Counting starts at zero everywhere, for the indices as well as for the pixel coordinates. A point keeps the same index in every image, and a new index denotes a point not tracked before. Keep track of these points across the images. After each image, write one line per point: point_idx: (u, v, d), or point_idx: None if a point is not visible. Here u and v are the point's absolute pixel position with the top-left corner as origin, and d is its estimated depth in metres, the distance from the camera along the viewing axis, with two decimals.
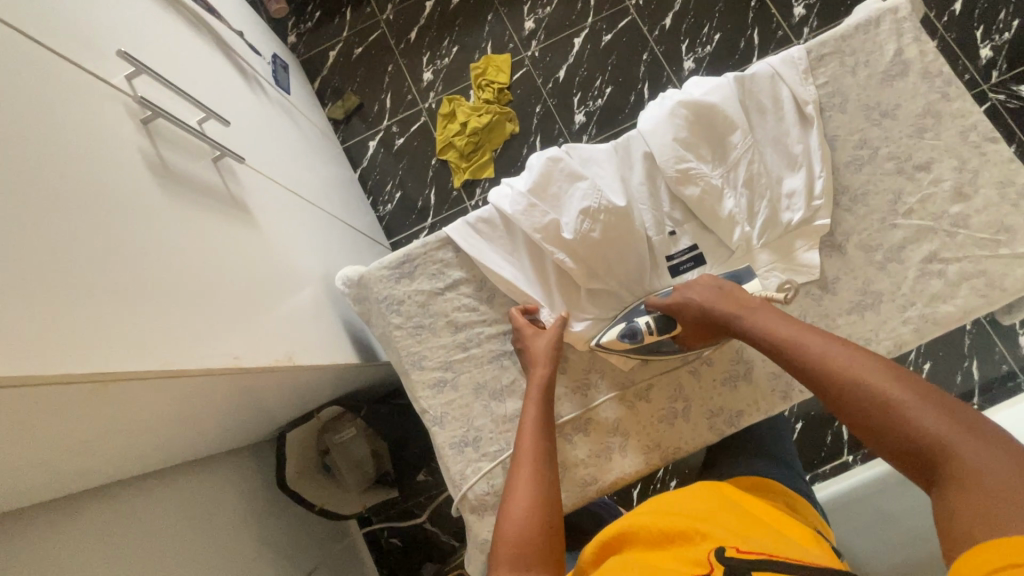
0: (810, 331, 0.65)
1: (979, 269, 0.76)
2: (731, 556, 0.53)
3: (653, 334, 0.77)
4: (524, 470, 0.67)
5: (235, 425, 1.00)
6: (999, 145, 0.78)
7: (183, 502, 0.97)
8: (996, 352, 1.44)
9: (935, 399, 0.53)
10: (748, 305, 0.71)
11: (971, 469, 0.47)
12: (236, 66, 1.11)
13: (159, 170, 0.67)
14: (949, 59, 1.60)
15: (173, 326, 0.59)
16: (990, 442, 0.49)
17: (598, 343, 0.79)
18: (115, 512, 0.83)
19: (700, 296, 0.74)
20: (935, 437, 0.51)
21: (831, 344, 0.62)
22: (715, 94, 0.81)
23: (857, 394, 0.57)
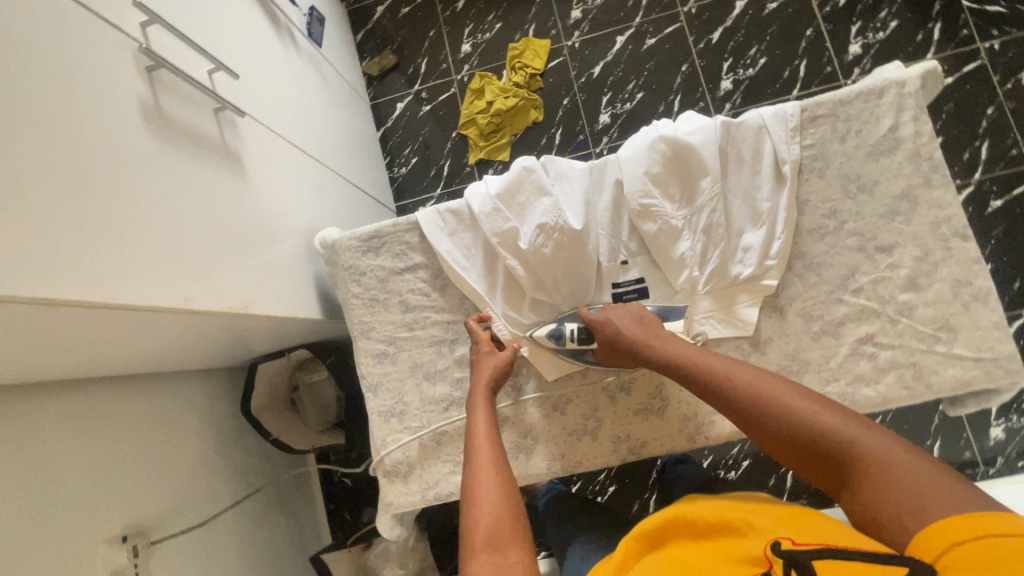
0: (713, 354, 0.71)
1: (910, 360, 0.76)
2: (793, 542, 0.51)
3: (575, 342, 0.81)
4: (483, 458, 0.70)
5: (208, 351, 1.10)
6: (967, 243, 0.77)
7: (148, 408, 1.08)
8: (963, 438, 1.42)
9: (826, 402, 0.61)
10: (659, 333, 0.75)
11: (872, 459, 0.54)
12: (270, 16, 1.16)
13: (152, 116, 0.73)
14: (999, 130, 1.51)
15: (130, 263, 0.66)
16: (875, 432, 0.56)
17: (529, 335, 0.85)
18: (76, 405, 0.94)
19: (620, 320, 0.78)
20: (840, 437, 0.57)
21: (734, 365, 0.68)
22: (698, 135, 0.82)
23: (770, 413, 0.62)
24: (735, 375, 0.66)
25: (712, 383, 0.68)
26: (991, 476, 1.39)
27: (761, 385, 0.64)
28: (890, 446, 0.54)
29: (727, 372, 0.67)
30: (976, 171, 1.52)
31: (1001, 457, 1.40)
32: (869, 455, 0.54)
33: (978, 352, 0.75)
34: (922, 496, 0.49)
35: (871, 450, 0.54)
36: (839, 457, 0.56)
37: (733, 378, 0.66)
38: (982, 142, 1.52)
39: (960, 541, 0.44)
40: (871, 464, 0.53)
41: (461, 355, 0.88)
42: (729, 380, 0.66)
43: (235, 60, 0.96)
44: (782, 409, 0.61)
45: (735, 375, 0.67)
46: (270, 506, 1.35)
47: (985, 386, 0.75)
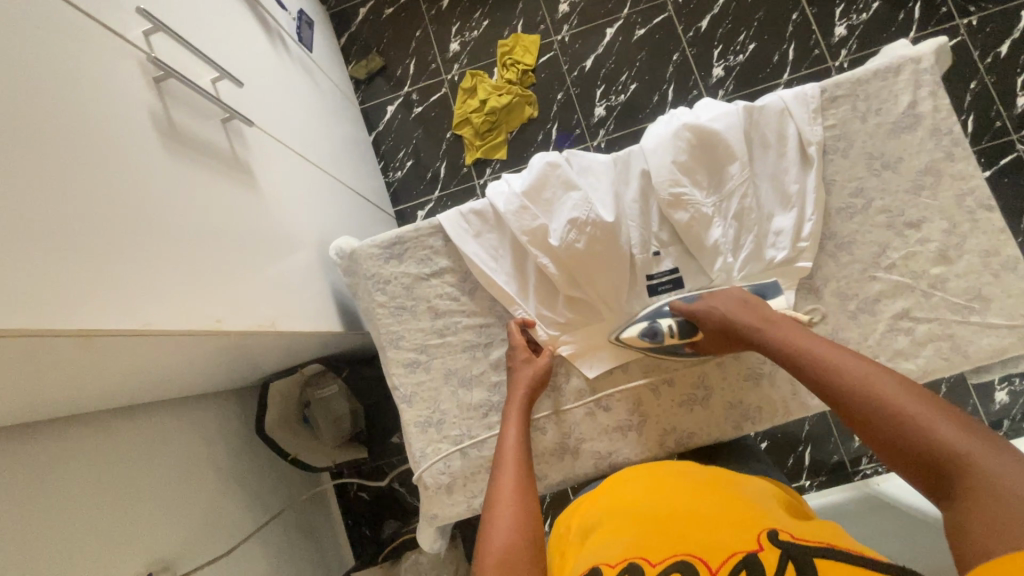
0: (835, 345, 0.64)
1: (946, 332, 0.77)
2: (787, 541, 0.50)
3: (674, 337, 0.79)
4: (508, 474, 0.70)
5: (222, 373, 1.06)
6: (992, 213, 0.78)
7: (165, 433, 1.04)
8: (969, 403, 1.47)
9: (953, 412, 0.53)
10: (769, 318, 0.72)
11: (985, 476, 0.47)
12: (261, 20, 1.12)
13: (163, 128, 0.69)
14: (983, 104, 1.56)
15: (157, 285, 0.62)
16: (999, 455, 0.48)
17: (618, 338, 0.82)
18: (89, 440, 0.89)
19: (725, 306, 0.76)
20: (950, 448, 0.50)
21: (848, 357, 0.62)
22: (722, 121, 0.81)
23: (875, 407, 0.57)
24: (845, 366, 0.61)
25: (818, 372, 0.63)
26: (998, 438, 1.44)
27: (874, 380, 0.58)
28: (1014, 470, 0.46)
29: (836, 362, 0.62)
30: (970, 144, 1.56)
31: (1007, 420, 1.45)
32: (980, 474, 0.47)
33: (1012, 320, 0.76)
34: (1019, 523, 0.42)
35: (983, 467, 0.47)
36: (940, 466, 0.50)
37: (840, 369, 0.61)
38: (968, 116, 1.56)
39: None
40: (978, 484, 0.46)
41: (497, 358, 0.86)
42: (834, 371, 0.61)
43: (236, 68, 0.92)
44: (895, 410, 0.55)
45: (844, 365, 0.61)
46: (291, 528, 1.30)
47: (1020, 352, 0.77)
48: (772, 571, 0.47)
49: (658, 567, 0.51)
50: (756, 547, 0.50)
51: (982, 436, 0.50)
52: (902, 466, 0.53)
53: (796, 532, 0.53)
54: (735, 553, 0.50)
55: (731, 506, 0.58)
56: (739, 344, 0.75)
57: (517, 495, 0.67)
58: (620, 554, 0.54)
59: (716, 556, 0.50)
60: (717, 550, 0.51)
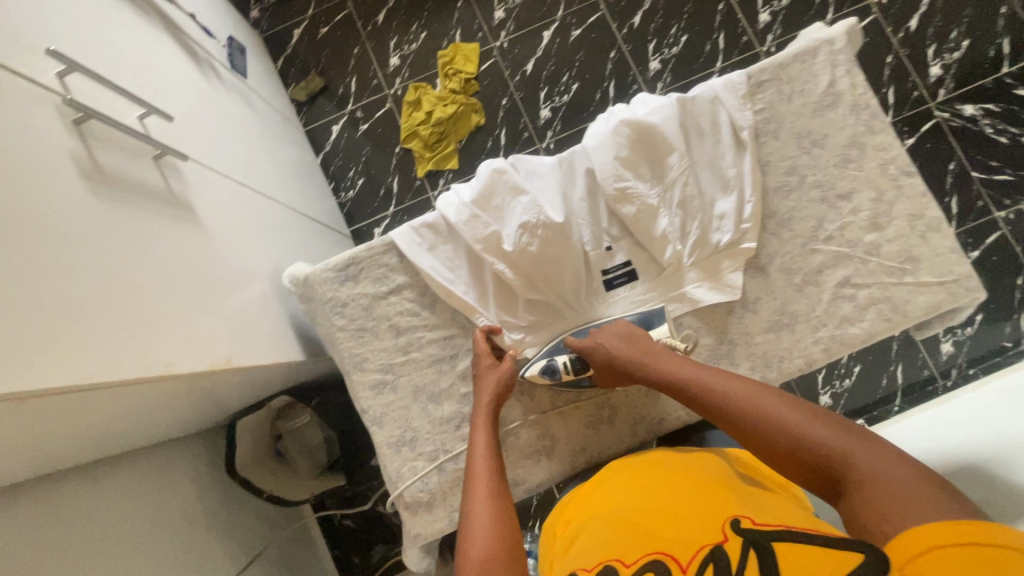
0: (712, 369, 0.70)
1: (885, 295, 0.82)
2: (749, 529, 0.52)
3: (570, 374, 0.81)
4: (482, 484, 0.70)
5: (187, 417, 1.02)
6: (914, 179, 0.83)
7: (130, 488, 0.99)
8: (919, 358, 1.56)
9: (824, 416, 0.59)
10: (651, 350, 0.75)
11: (867, 471, 0.52)
12: (187, 50, 1.08)
13: (90, 173, 0.66)
14: (901, 76, 1.66)
15: (97, 335, 0.60)
16: (866, 444, 0.55)
17: (526, 377, 0.83)
18: (50, 502, 0.84)
19: (609, 342, 0.79)
20: (833, 449, 0.56)
21: (733, 382, 0.66)
22: (657, 114, 0.84)
23: (760, 426, 0.61)
24: (729, 390, 0.66)
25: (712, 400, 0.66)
26: (949, 387, 1.53)
27: (755, 400, 0.63)
28: (886, 458, 0.53)
29: (719, 387, 0.67)
30: (890, 114, 1.65)
31: (954, 368, 1.55)
32: (863, 468, 0.53)
33: (942, 277, 0.81)
34: (902, 504, 0.48)
35: (865, 463, 0.53)
36: (831, 466, 0.55)
37: (731, 395, 0.65)
38: (888, 88, 1.66)
39: (919, 555, 0.43)
40: (864, 478, 0.52)
41: (465, 369, 0.86)
42: (728, 398, 0.65)
43: (163, 102, 0.89)
44: (776, 424, 0.60)
45: (725, 388, 0.66)
46: (276, 567, 1.27)
47: (952, 306, 0.82)
48: (735, 561, 0.49)
49: (632, 567, 0.52)
50: (722, 538, 0.52)
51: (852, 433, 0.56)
52: (803, 474, 0.58)
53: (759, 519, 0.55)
54: (704, 546, 0.52)
55: (703, 499, 0.60)
56: (627, 379, 0.78)
57: (491, 506, 0.67)
58: (596, 558, 0.56)
59: (686, 552, 0.52)
60: (684, 549, 0.53)
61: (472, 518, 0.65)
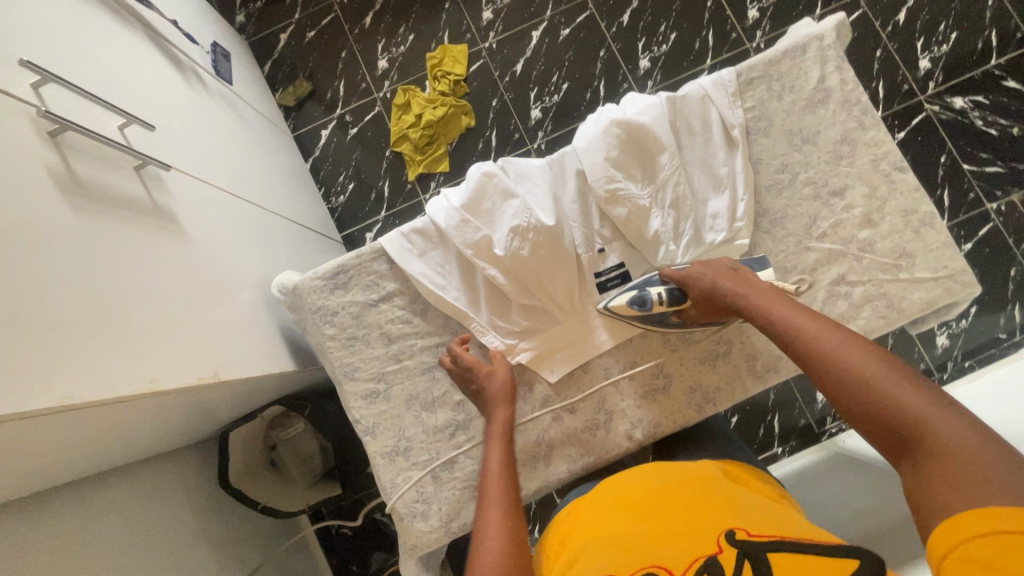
0: (812, 314, 0.65)
1: (881, 292, 0.81)
2: (744, 539, 0.52)
3: (663, 305, 0.80)
4: (495, 498, 0.67)
5: (180, 430, 1.01)
6: (906, 174, 0.82)
7: (123, 504, 0.98)
8: (915, 351, 1.56)
9: (911, 376, 0.54)
10: (753, 287, 0.72)
11: (940, 442, 0.48)
12: (169, 57, 1.07)
13: (67, 186, 0.64)
14: (891, 70, 1.66)
15: (77, 353, 0.58)
16: (952, 415, 0.49)
17: (605, 307, 0.83)
18: (40, 522, 0.83)
19: (713, 274, 0.77)
20: (909, 412, 0.51)
21: (824, 329, 0.62)
22: (647, 114, 0.83)
23: (837, 374, 0.58)
24: (819, 334, 0.62)
25: (795, 344, 0.63)
26: (944, 379, 1.53)
27: (845, 348, 0.59)
28: (963, 432, 0.47)
29: (809, 330, 0.63)
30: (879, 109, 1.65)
31: (951, 361, 1.55)
32: (936, 439, 0.48)
33: (936, 272, 0.81)
34: (967, 482, 0.44)
35: (941, 433, 0.48)
36: (899, 428, 0.51)
37: (816, 340, 0.61)
38: (878, 83, 1.66)
39: (979, 535, 0.40)
40: (935, 448, 0.48)
41: None
42: (812, 344, 0.61)
43: (144, 111, 0.87)
44: (854, 375, 0.56)
45: (813, 333, 0.62)
46: None
47: (948, 301, 0.81)
48: (730, 571, 0.48)
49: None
50: (716, 549, 0.52)
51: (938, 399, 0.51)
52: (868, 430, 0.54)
53: (751, 528, 0.55)
54: (698, 558, 0.51)
55: (698, 509, 0.59)
56: (723, 313, 0.76)
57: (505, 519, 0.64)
58: (589, 573, 0.55)
59: (680, 562, 0.51)
60: (678, 559, 0.52)
61: (481, 532, 0.63)
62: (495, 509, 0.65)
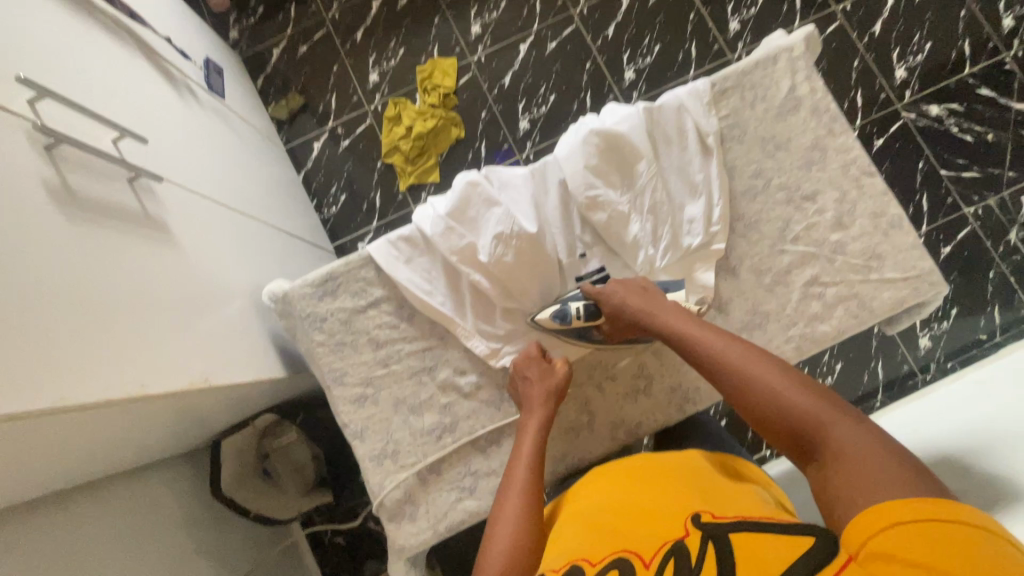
0: (717, 331, 0.71)
1: (852, 292, 0.84)
2: (709, 522, 0.54)
3: (582, 320, 0.83)
4: (511, 500, 0.70)
5: (173, 437, 1.02)
6: (874, 178, 0.86)
7: (116, 512, 0.99)
8: (898, 353, 1.59)
9: (805, 384, 0.61)
10: (663, 304, 0.77)
11: (841, 446, 0.54)
12: (162, 72, 1.10)
13: (61, 197, 0.66)
14: (868, 79, 1.70)
15: (70, 358, 0.60)
16: (846, 420, 0.56)
17: (534, 321, 0.84)
18: (36, 529, 0.84)
19: (625, 292, 0.80)
20: (812, 420, 0.58)
21: (732, 344, 0.68)
22: (625, 123, 0.86)
23: (749, 388, 0.64)
24: (727, 351, 0.68)
25: (708, 360, 0.69)
26: (927, 380, 1.56)
27: (750, 363, 0.65)
28: (856, 433, 0.54)
29: (718, 348, 0.69)
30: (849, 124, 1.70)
31: (933, 362, 1.58)
32: (837, 444, 0.55)
33: (905, 272, 0.84)
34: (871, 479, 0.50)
35: (839, 437, 0.55)
36: (806, 435, 0.58)
37: (725, 357, 0.67)
38: (856, 91, 1.70)
39: (901, 522, 0.45)
40: (837, 451, 0.54)
41: (445, 379, 0.86)
42: (722, 360, 0.67)
43: (136, 124, 0.90)
44: (763, 390, 0.62)
45: (721, 350, 0.68)
46: None
47: (917, 300, 0.84)
48: (693, 553, 0.51)
49: (598, 566, 0.55)
50: (683, 533, 0.54)
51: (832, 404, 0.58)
52: (779, 438, 0.61)
53: (717, 513, 0.57)
54: (667, 542, 0.54)
55: (673, 497, 0.62)
56: (635, 330, 0.80)
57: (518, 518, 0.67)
58: (564, 560, 0.59)
59: (650, 549, 0.55)
60: (648, 548, 0.55)
61: (493, 535, 0.67)
62: (510, 511, 0.68)
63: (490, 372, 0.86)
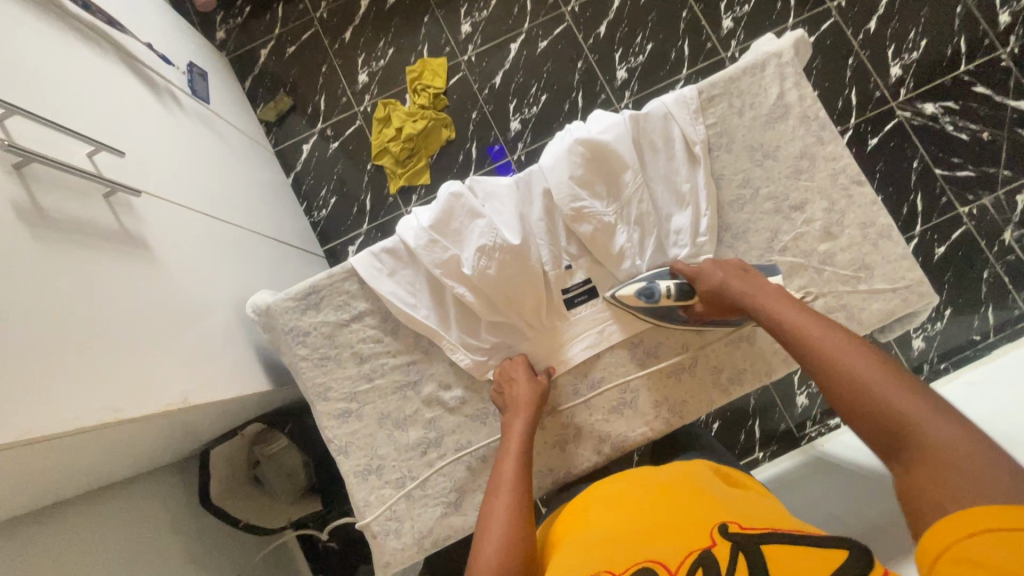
0: (819, 318, 0.69)
1: (841, 303, 0.83)
2: (738, 533, 0.56)
3: (670, 298, 0.81)
4: (501, 503, 0.69)
5: (163, 449, 1.02)
6: (864, 188, 0.84)
7: (106, 524, 0.98)
8: (892, 354, 1.58)
9: (904, 377, 0.58)
10: (760, 287, 0.76)
11: (930, 441, 0.51)
12: (142, 79, 1.08)
13: (32, 219, 0.65)
14: (863, 77, 1.68)
15: (41, 387, 0.58)
16: (941, 416, 0.52)
17: (615, 296, 0.83)
18: (27, 544, 0.83)
19: (720, 275, 0.79)
20: (900, 413, 0.55)
21: (831, 332, 0.66)
22: (611, 132, 0.84)
23: (837, 374, 0.62)
24: (824, 337, 0.66)
25: (800, 345, 0.67)
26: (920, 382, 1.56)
27: (845, 351, 0.63)
28: (949, 430, 0.51)
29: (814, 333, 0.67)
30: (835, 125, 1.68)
31: (926, 363, 1.58)
32: (925, 438, 0.52)
33: (894, 283, 0.83)
34: (955, 481, 0.48)
35: (929, 432, 0.52)
36: (891, 427, 0.55)
37: (821, 342, 0.65)
38: (851, 90, 1.68)
39: (969, 533, 0.44)
40: (925, 445, 0.51)
41: (430, 394, 0.85)
42: (817, 344, 0.65)
43: (113, 136, 0.88)
44: (854, 378, 0.60)
45: (819, 335, 0.66)
46: None
47: (906, 311, 0.83)
48: (723, 565, 0.53)
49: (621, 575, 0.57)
50: (709, 542, 0.57)
51: (936, 404, 0.54)
52: (863, 428, 0.58)
53: (742, 522, 0.59)
54: (693, 552, 0.56)
55: (689, 509, 0.64)
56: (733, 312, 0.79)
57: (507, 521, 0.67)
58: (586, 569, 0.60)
59: (675, 556, 0.57)
60: (675, 554, 0.57)
61: (483, 537, 0.66)
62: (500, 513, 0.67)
63: (476, 386, 0.86)
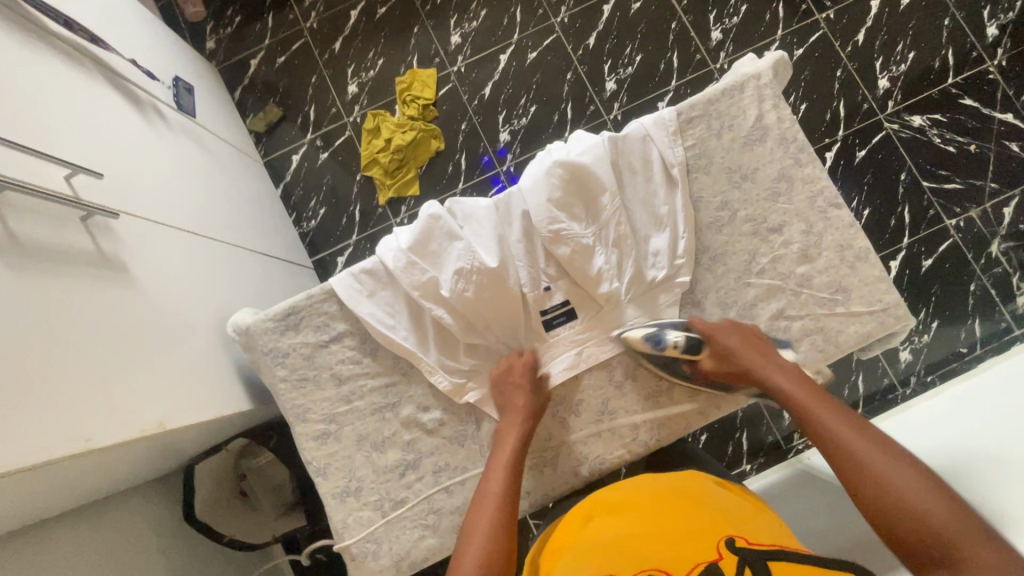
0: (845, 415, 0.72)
1: (818, 326, 0.83)
2: (741, 547, 0.62)
3: (676, 350, 0.81)
4: (487, 508, 0.71)
5: (148, 466, 1.02)
6: (841, 210, 0.85)
7: (90, 542, 0.98)
8: (879, 367, 1.59)
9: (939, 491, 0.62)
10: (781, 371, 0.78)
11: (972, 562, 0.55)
12: (126, 96, 1.07)
13: (5, 246, 0.64)
14: (851, 89, 1.69)
15: (13, 418, 0.58)
16: (978, 538, 0.57)
17: (623, 337, 0.84)
18: (9, 565, 0.84)
19: (735, 343, 0.81)
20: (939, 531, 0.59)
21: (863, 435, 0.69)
22: (590, 154, 0.84)
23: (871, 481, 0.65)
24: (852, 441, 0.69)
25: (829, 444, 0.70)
26: (908, 395, 1.56)
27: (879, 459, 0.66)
28: (986, 550, 0.55)
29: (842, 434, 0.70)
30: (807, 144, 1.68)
31: (913, 376, 1.58)
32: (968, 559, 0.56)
33: (871, 306, 0.83)
34: None
35: (970, 553, 0.56)
36: (932, 545, 0.59)
37: (853, 446, 0.68)
38: (839, 102, 1.69)
39: None
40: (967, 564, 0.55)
41: (408, 416, 0.85)
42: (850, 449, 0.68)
43: (92, 157, 0.87)
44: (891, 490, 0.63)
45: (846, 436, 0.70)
46: None
47: (882, 334, 0.84)
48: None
49: None
50: (716, 555, 0.61)
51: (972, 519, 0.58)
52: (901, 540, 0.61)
53: (747, 537, 0.64)
54: (698, 563, 0.61)
55: (688, 525, 0.66)
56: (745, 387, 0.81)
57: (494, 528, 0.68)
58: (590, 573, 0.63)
59: (681, 566, 0.61)
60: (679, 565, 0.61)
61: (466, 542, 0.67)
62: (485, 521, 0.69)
63: (455, 409, 0.86)
